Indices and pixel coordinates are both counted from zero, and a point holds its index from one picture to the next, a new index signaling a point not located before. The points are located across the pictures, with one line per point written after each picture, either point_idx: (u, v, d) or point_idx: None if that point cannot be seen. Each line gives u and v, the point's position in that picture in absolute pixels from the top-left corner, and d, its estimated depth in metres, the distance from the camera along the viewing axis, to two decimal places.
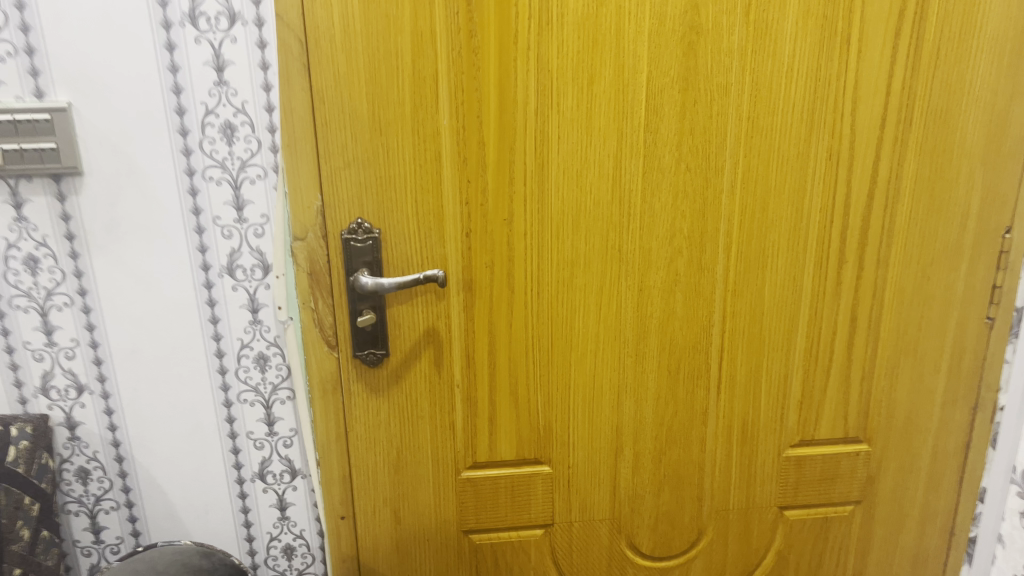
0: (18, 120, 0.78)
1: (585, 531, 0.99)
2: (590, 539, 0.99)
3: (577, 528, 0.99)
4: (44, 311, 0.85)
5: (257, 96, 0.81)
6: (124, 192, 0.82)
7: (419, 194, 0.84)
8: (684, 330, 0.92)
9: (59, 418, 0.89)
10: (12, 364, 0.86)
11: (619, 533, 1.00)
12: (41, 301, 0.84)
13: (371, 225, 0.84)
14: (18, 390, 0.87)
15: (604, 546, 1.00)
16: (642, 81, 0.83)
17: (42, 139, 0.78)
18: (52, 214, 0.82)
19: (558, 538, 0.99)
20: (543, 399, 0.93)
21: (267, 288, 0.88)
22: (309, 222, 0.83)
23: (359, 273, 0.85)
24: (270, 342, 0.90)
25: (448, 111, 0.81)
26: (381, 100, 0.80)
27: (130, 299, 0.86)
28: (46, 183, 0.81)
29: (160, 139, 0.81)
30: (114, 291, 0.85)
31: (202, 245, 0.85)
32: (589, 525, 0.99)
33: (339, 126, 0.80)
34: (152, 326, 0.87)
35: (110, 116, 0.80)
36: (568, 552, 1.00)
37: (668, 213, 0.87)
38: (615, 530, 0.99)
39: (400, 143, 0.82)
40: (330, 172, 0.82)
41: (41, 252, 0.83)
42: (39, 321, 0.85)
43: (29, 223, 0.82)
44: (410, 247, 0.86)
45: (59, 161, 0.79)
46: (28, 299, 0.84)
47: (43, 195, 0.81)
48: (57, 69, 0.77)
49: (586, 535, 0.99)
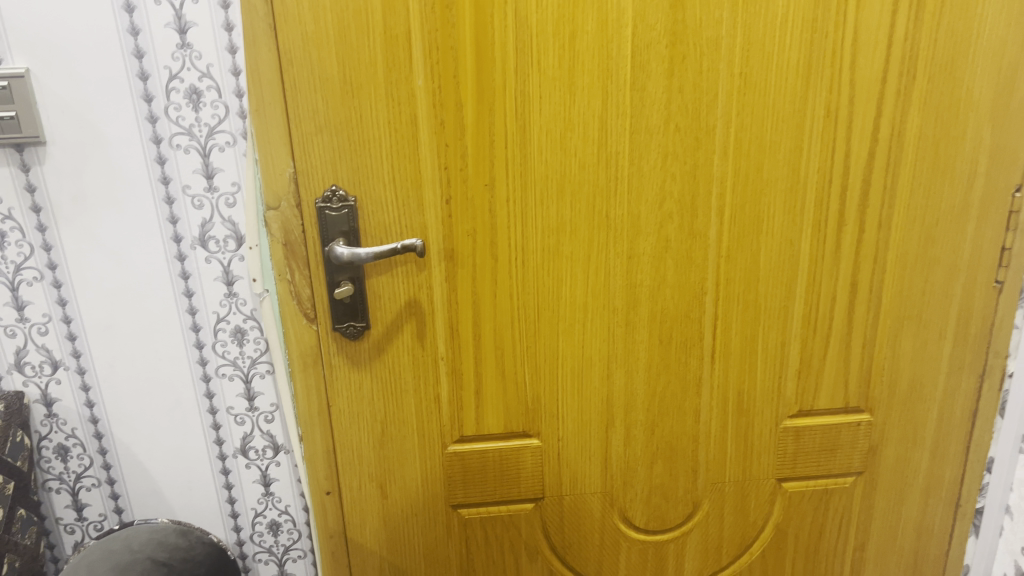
0: None
1: (577, 507, 0.97)
2: (582, 513, 0.97)
3: (569, 504, 0.96)
4: (14, 286, 0.82)
5: (223, 59, 0.77)
6: (90, 161, 0.79)
7: (395, 160, 0.81)
8: (676, 299, 0.88)
9: (35, 396, 0.87)
10: None
11: (613, 507, 0.97)
12: (10, 276, 0.82)
13: (346, 192, 0.81)
14: None
15: (597, 520, 0.98)
16: (627, 35, 0.78)
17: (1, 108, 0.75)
18: (16, 186, 0.79)
19: (549, 513, 0.97)
20: (530, 370, 0.90)
21: (241, 259, 0.85)
22: (281, 190, 0.80)
23: (335, 243, 0.82)
24: (246, 315, 0.87)
25: (423, 71, 0.78)
26: (352, 61, 0.76)
27: (100, 273, 0.83)
28: (9, 153, 0.78)
29: (123, 106, 0.78)
30: (84, 265, 0.82)
31: (173, 216, 0.82)
32: (581, 500, 0.96)
33: (309, 89, 0.77)
34: (123, 301, 0.84)
35: (71, 83, 0.76)
36: (561, 527, 0.98)
37: (658, 175, 0.83)
38: (607, 505, 0.97)
39: (374, 107, 0.78)
40: (302, 138, 0.79)
41: (7, 225, 0.80)
42: (10, 296, 0.83)
43: None
44: (387, 215, 0.83)
45: (20, 130, 0.76)
46: None
47: (6, 166, 0.78)
48: (13, 34, 0.74)
49: (578, 509, 0.97)
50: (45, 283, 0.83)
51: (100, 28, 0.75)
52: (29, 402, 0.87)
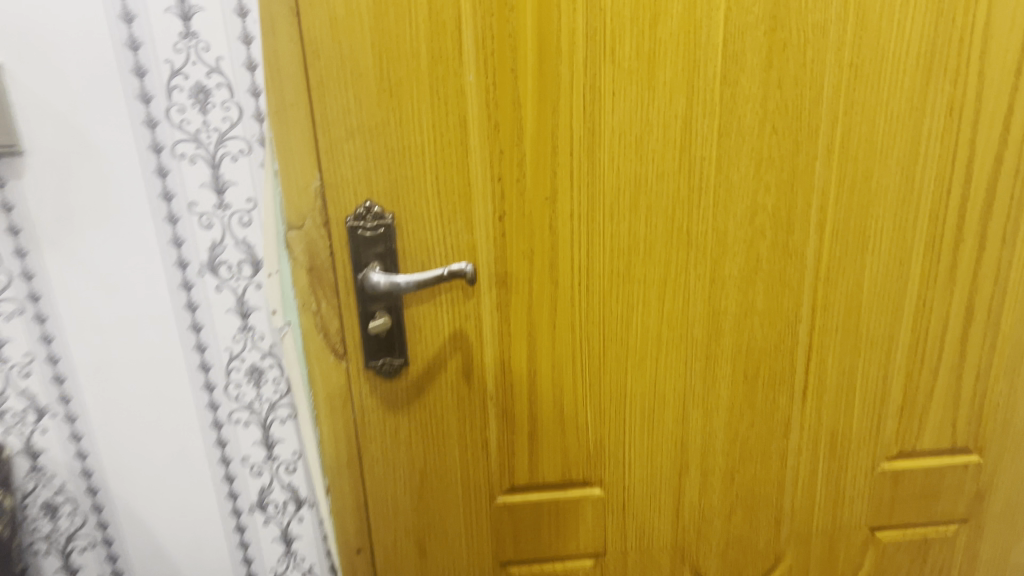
0: None
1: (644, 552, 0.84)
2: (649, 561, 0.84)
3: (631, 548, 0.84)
4: None
5: (235, 50, 0.65)
6: (77, 174, 0.66)
7: (440, 170, 0.68)
8: (765, 327, 0.76)
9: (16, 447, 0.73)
10: None
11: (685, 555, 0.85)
12: None
13: (382, 209, 0.69)
14: None
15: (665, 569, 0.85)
16: (719, 20, 0.65)
17: None
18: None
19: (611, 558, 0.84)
20: (594, 411, 0.78)
21: (258, 288, 0.72)
22: (306, 206, 0.68)
23: (372, 269, 0.69)
24: (264, 352, 0.75)
25: (474, 64, 0.65)
26: (390, 53, 0.64)
27: (91, 306, 0.70)
28: None
29: (117, 108, 0.65)
30: (72, 297, 0.69)
31: (177, 238, 0.69)
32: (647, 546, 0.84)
33: (340, 87, 0.64)
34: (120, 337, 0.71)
35: (52, 78, 0.63)
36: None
37: (750, 185, 0.71)
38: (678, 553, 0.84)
39: (416, 107, 0.66)
40: (330, 144, 0.66)
41: None
42: None
43: None
44: (430, 235, 0.70)
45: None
46: None
47: None
48: None
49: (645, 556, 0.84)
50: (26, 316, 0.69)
51: (87, 11, 0.62)
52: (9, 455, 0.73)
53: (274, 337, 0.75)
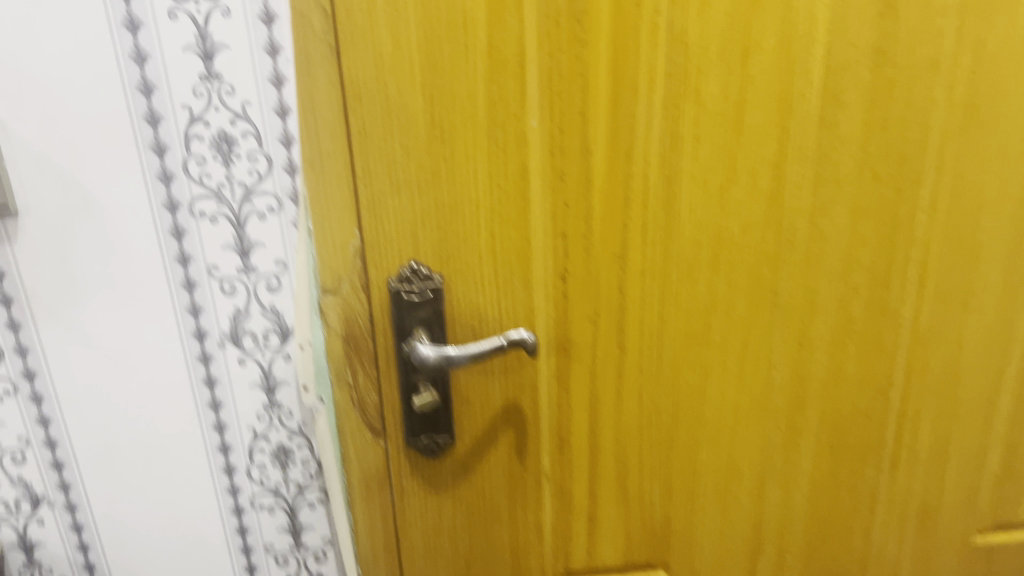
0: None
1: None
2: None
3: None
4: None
5: (264, 94, 0.64)
6: (84, 265, 0.66)
7: (497, 227, 0.60)
8: (855, 394, 0.68)
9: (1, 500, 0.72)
10: None
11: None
12: None
13: (430, 270, 0.60)
14: None
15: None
16: (818, 54, 0.57)
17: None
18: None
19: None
20: (661, 488, 0.70)
21: (286, 361, 0.71)
22: (342, 267, 0.59)
23: (416, 338, 0.60)
24: (292, 432, 0.74)
25: (538, 107, 0.57)
26: (444, 95, 0.55)
27: (99, 385, 0.69)
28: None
29: (130, 179, 0.64)
30: (79, 380, 0.69)
31: (194, 306, 0.68)
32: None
33: (385, 135, 0.56)
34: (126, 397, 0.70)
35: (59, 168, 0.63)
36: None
37: (844, 239, 0.63)
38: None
39: (471, 157, 0.57)
40: (372, 199, 0.58)
41: None
42: None
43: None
44: (483, 298, 0.62)
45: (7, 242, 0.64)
46: None
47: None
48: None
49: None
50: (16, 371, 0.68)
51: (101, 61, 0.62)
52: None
53: (302, 414, 0.74)
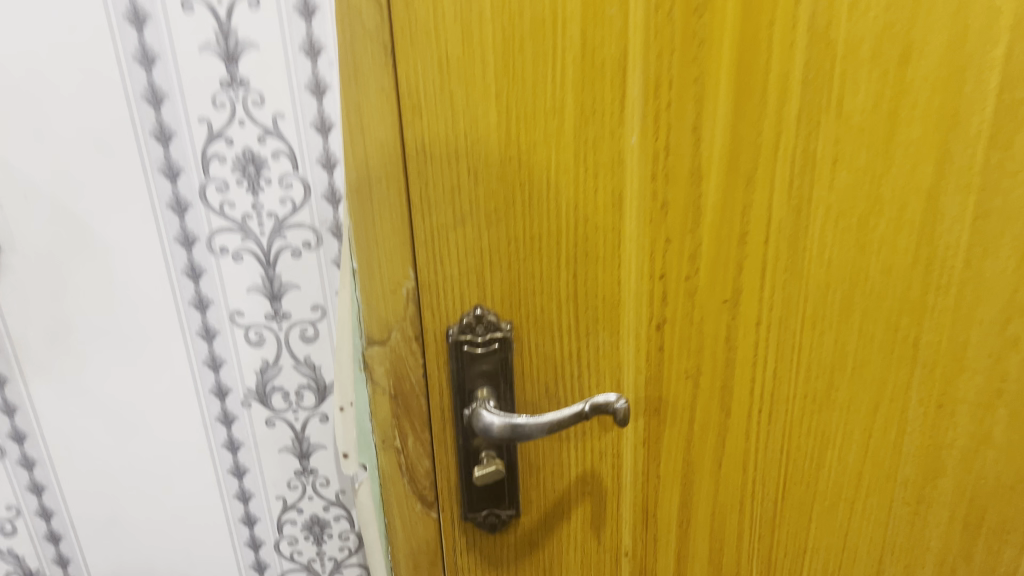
0: None
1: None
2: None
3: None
4: None
5: (304, 106, 0.56)
6: (87, 345, 0.60)
7: (581, 267, 0.48)
8: (1000, 464, 0.57)
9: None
10: None
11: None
12: None
13: (497, 316, 0.49)
14: None
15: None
16: (996, 57, 0.46)
17: None
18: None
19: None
20: (760, 569, 0.59)
21: (322, 423, 0.65)
22: (393, 314, 0.49)
23: (482, 409, 0.49)
24: (330, 503, 0.68)
25: (640, 122, 0.45)
26: (524, 107, 0.44)
27: (94, 457, 0.63)
28: None
29: (140, 217, 0.57)
30: (75, 452, 0.63)
31: (214, 359, 0.62)
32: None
33: (448, 155, 0.45)
34: (129, 453, 0.64)
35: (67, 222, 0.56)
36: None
37: (1006, 282, 0.52)
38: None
39: (554, 182, 0.46)
40: (430, 233, 0.47)
41: None
42: None
43: None
44: (558, 351, 0.51)
45: None
46: None
47: None
48: None
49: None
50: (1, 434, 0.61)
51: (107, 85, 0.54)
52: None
53: (340, 483, 0.67)
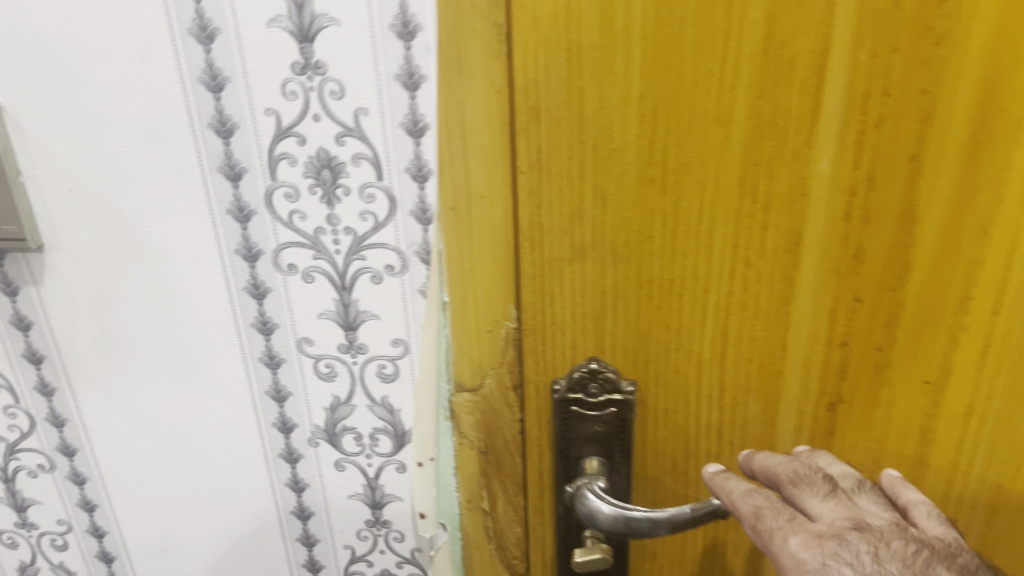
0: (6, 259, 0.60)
1: (814, 488, 0.36)
2: (832, 541, 0.34)
3: (779, 474, 0.38)
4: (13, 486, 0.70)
5: (396, 101, 0.53)
6: (159, 377, 0.64)
7: (732, 322, 0.37)
8: None
9: (29, 556, 0.74)
10: None
11: (934, 552, 0.34)
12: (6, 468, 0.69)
13: (617, 374, 0.39)
14: None
15: (896, 558, 0.33)
16: None
17: (22, 308, 0.62)
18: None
19: (743, 492, 0.38)
20: None
21: (399, 468, 0.66)
22: (487, 359, 0.40)
23: (589, 491, 0.39)
24: (403, 559, 0.70)
25: (837, 144, 0.33)
26: (677, 115, 0.33)
27: (161, 474, 0.69)
28: (28, 370, 0.64)
29: (212, 254, 0.59)
30: (142, 467, 0.69)
31: (279, 390, 0.64)
32: (821, 472, 0.37)
33: (569, 172, 0.35)
34: (183, 477, 0.69)
35: (135, 258, 0.59)
36: (776, 555, 0.35)
37: None
38: (914, 547, 0.34)
39: (705, 215, 0.35)
40: (540, 267, 0.37)
41: (19, 418, 0.67)
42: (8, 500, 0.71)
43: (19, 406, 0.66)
44: (695, 423, 0.40)
45: (47, 336, 0.63)
46: None
47: (23, 381, 0.65)
48: (60, 198, 0.58)
49: (826, 512, 0.36)
50: (51, 445, 0.67)
51: (169, 100, 0.54)
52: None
53: (415, 541, 0.69)
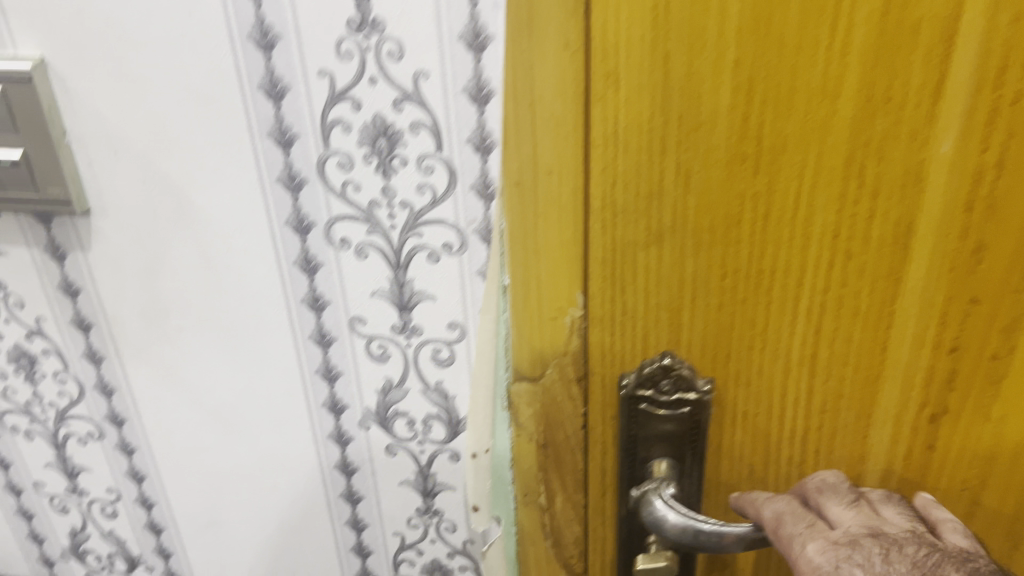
0: (52, 226, 0.60)
1: (837, 495, 0.35)
2: (845, 546, 0.33)
3: (806, 483, 0.36)
4: (61, 449, 0.71)
5: (459, 65, 0.50)
6: (204, 348, 0.63)
7: (825, 321, 0.33)
8: None
9: (79, 522, 0.76)
10: (35, 481, 0.74)
11: (946, 556, 0.31)
12: (53, 433, 0.70)
13: (694, 371, 0.35)
14: (18, 498, 0.75)
15: (906, 561, 0.31)
16: None
17: (68, 274, 0.62)
18: (47, 293, 0.63)
19: (767, 498, 0.36)
20: None
21: (452, 458, 0.65)
22: (550, 348, 0.36)
23: (657, 497, 0.36)
24: (454, 550, 0.70)
25: (963, 122, 0.29)
26: (776, 86, 0.29)
27: (206, 444, 0.68)
28: (76, 337, 0.65)
29: (260, 224, 0.57)
30: (186, 438, 0.68)
31: (330, 366, 0.62)
32: (847, 482, 0.35)
33: (649, 147, 0.31)
34: (229, 453, 0.68)
35: (181, 225, 0.58)
36: (793, 561, 0.34)
37: None
38: (928, 552, 0.32)
39: (801, 200, 0.31)
40: (611, 252, 0.33)
41: (67, 382, 0.67)
42: (57, 463, 0.72)
43: (67, 371, 0.67)
44: (776, 426, 0.36)
45: (94, 303, 0.63)
46: (37, 427, 0.70)
47: (70, 347, 0.65)
48: (105, 163, 0.57)
49: (845, 519, 0.34)
50: (100, 414, 0.68)
51: (217, 59, 0.52)
52: (82, 542, 0.77)
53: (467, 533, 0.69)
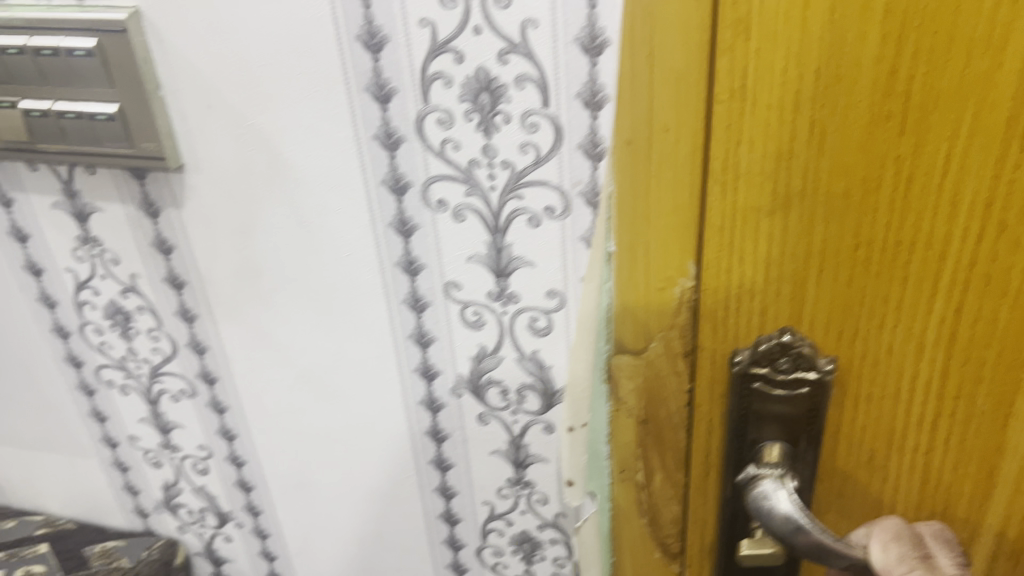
0: (146, 184, 0.61)
1: (951, 550, 0.33)
2: None
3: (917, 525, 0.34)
4: (155, 404, 0.73)
5: (570, 13, 0.47)
6: (293, 310, 0.63)
7: (971, 301, 0.30)
8: None
9: (172, 476, 0.78)
10: (131, 434, 0.76)
11: None
12: (149, 387, 0.72)
13: (814, 350, 0.33)
14: (114, 451, 0.78)
15: None
16: None
17: (163, 232, 0.62)
18: (140, 250, 0.64)
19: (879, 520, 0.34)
20: None
21: (546, 429, 0.63)
22: (655, 320, 0.34)
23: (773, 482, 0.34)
24: (545, 522, 0.68)
25: None
26: (933, 35, 0.26)
27: (295, 405, 0.69)
28: (169, 293, 0.66)
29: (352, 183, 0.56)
30: (274, 399, 0.69)
31: (423, 331, 0.61)
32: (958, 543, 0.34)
33: (780, 103, 0.28)
34: (316, 413, 0.69)
35: (273, 185, 0.57)
36: None
37: None
38: None
39: (952, 164, 0.28)
40: (729, 218, 0.31)
41: (160, 340, 0.69)
42: (151, 417, 0.74)
43: (161, 328, 0.68)
44: (905, 413, 0.33)
45: (187, 261, 0.63)
46: (133, 380, 0.72)
47: (163, 303, 0.66)
48: (198, 120, 0.56)
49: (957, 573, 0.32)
50: (192, 371, 0.70)
51: (314, 10, 0.51)
52: (175, 496, 0.79)
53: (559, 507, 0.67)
